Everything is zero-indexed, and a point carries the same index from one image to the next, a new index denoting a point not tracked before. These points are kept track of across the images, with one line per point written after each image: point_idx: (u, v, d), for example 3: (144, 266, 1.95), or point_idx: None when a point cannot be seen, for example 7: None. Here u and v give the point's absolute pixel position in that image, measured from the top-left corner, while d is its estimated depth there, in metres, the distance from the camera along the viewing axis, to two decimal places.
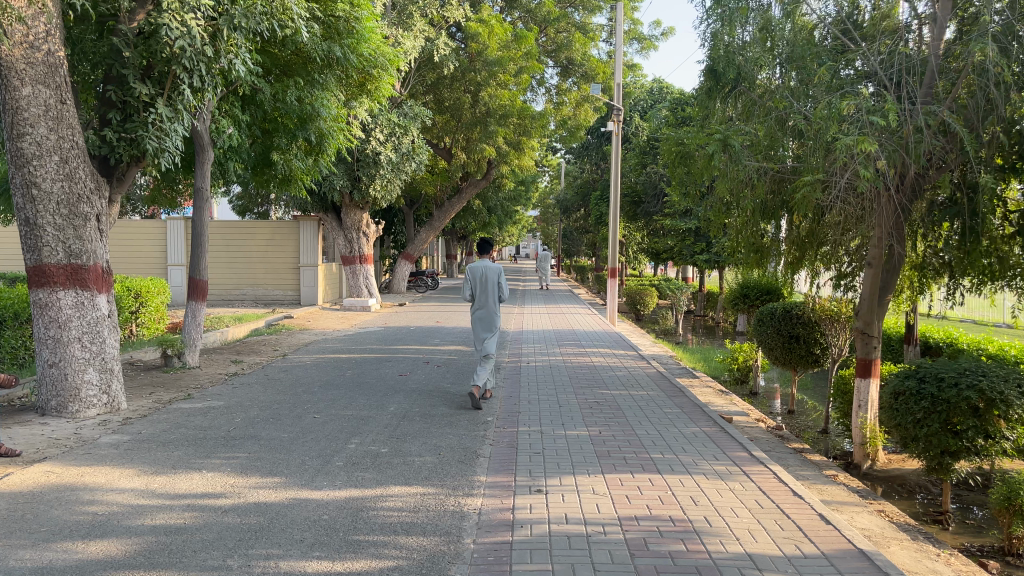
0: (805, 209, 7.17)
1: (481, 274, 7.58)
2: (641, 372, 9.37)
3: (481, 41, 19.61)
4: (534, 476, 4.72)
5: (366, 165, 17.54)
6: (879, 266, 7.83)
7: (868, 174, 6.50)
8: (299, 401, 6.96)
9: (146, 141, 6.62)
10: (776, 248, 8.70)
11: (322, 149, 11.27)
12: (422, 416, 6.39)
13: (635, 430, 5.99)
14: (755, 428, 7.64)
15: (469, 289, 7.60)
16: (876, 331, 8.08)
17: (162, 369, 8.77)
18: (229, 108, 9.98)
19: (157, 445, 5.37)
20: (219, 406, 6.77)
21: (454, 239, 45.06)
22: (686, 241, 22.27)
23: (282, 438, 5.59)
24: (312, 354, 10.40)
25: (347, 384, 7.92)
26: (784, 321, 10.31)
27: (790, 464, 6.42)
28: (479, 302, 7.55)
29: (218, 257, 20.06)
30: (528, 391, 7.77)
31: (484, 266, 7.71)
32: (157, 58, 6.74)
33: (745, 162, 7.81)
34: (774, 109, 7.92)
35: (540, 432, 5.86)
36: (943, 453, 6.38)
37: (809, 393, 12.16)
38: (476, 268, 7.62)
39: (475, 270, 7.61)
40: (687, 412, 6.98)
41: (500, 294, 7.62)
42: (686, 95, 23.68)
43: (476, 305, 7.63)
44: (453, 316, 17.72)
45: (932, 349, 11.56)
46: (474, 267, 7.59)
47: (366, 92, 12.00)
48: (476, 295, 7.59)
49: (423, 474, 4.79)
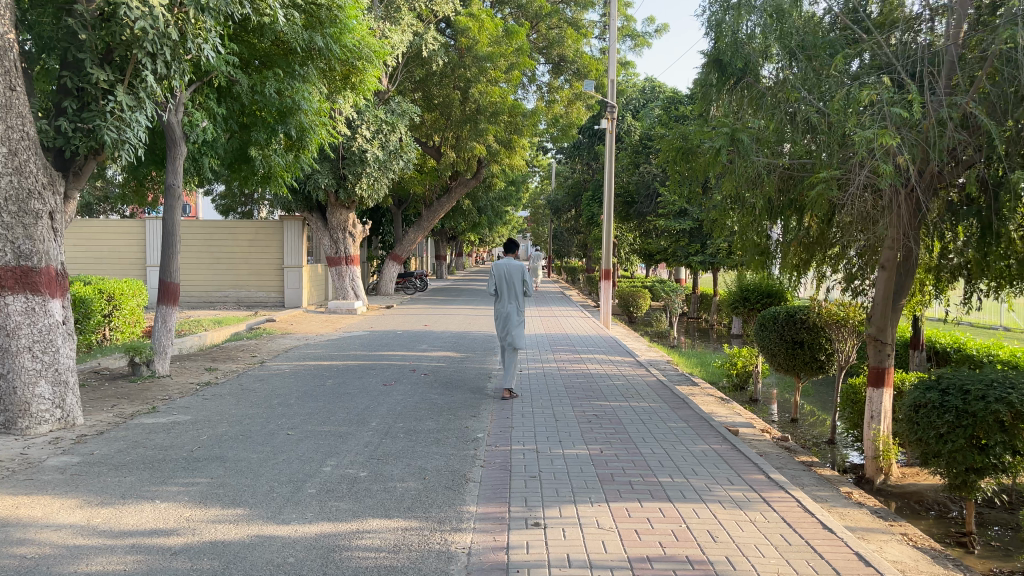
0: (819, 208, 6.66)
1: (507, 270, 7.96)
2: (640, 380, 8.83)
3: (471, 36, 19.06)
4: (530, 506, 4.20)
5: (352, 163, 16.93)
6: (893, 269, 7.33)
7: (890, 170, 5.99)
8: (272, 415, 6.40)
9: (103, 132, 6.07)
10: (779, 250, 8.19)
11: (303, 144, 10.70)
12: (406, 433, 5.84)
13: (639, 448, 5.48)
14: (762, 442, 7.14)
15: (493, 285, 7.99)
16: (889, 338, 7.60)
17: (128, 378, 8.21)
18: (204, 100, 9.42)
19: (109, 469, 4.82)
20: (185, 420, 6.22)
21: (444, 240, 44.52)
22: (680, 241, 21.80)
23: (251, 460, 5.05)
24: (291, 361, 9.84)
25: (326, 395, 7.36)
26: (788, 325, 9.81)
27: (805, 483, 5.92)
28: (503, 297, 7.94)
29: (198, 258, 19.43)
30: (521, 402, 7.25)
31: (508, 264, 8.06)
32: (117, 42, 6.20)
33: (754, 158, 7.25)
34: (784, 102, 7.43)
35: (535, 451, 5.34)
36: (968, 471, 5.91)
37: (811, 400, 11.70)
38: (501, 266, 8.01)
39: (501, 266, 8.00)
40: (693, 427, 6.46)
41: (524, 289, 8.03)
42: (681, 95, 23.30)
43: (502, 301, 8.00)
44: (441, 319, 17.22)
45: (941, 354, 11.12)
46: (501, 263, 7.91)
47: (350, 85, 11.44)
48: (501, 291, 7.98)
49: (406, 504, 4.25)
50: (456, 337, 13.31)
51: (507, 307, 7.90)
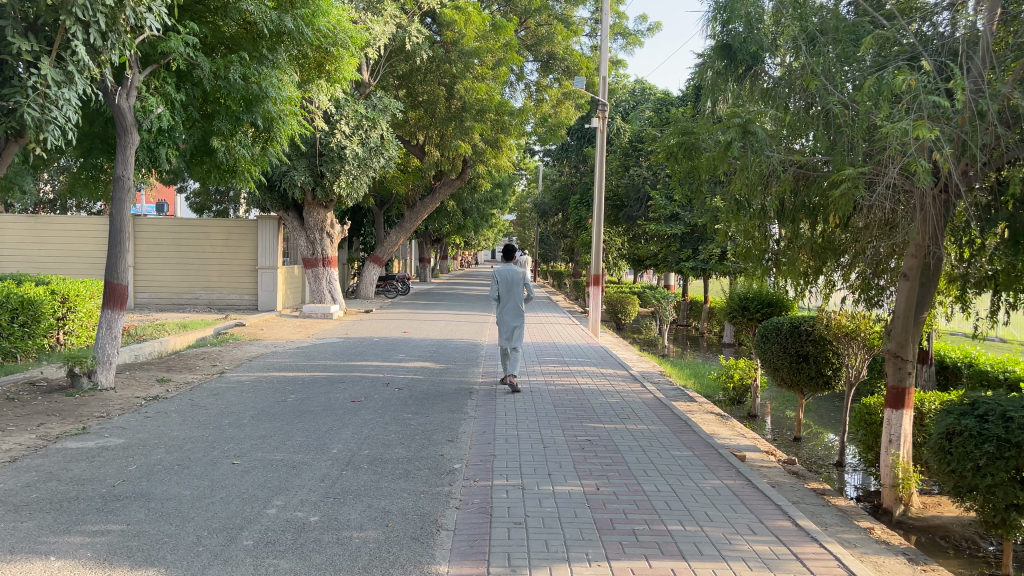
0: (841, 210, 5.92)
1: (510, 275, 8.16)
2: (636, 398, 8.04)
3: (458, 29, 18.31)
4: (514, 567, 3.41)
5: (330, 160, 16.03)
6: (916, 278, 6.59)
7: (923, 166, 5.24)
8: (220, 438, 5.58)
9: (23, 110, 5.25)
10: (788, 254, 7.44)
11: (272, 135, 9.79)
12: (371, 463, 5.04)
13: (642, 486, 4.70)
14: (773, 470, 6.40)
15: (497, 290, 8.13)
16: (911, 354, 6.82)
17: (67, 391, 7.32)
18: (160, 84, 8.55)
19: (7, 511, 3.99)
20: (118, 444, 5.36)
21: (428, 242, 43.65)
22: (671, 247, 21.00)
23: (183, 497, 4.25)
24: (254, 371, 9.03)
25: (285, 413, 6.53)
26: (791, 337, 9.03)
27: (826, 522, 5.16)
28: (506, 302, 8.14)
29: (166, 258, 18.45)
30: (503, 423, 6.45)
31: (508, 269, 8.27)
32: (42, 7, 5.42)
33: (768, 153, 6.48)
34: (805, 89, 6.60)
35: (521, 488, 4.57)
36: (1009, 508, 5.18)
37: (813, 416, 10.98)
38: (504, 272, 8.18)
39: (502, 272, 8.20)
40: (699, 455, 5.69)
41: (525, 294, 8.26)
42: (673, 97, 22.73)
43: (503, 306, 8.20)
44: (422, 325, 16.43)
45: (950, 370, 10.40)
46: (505, 265, 8.36)
47: (324, 74, 10.56)
48: (504, 296, 8.17)
49: (361, 562, 3.46)
50: (435, 345, 12.46)
51: (510, 312, 8.13)
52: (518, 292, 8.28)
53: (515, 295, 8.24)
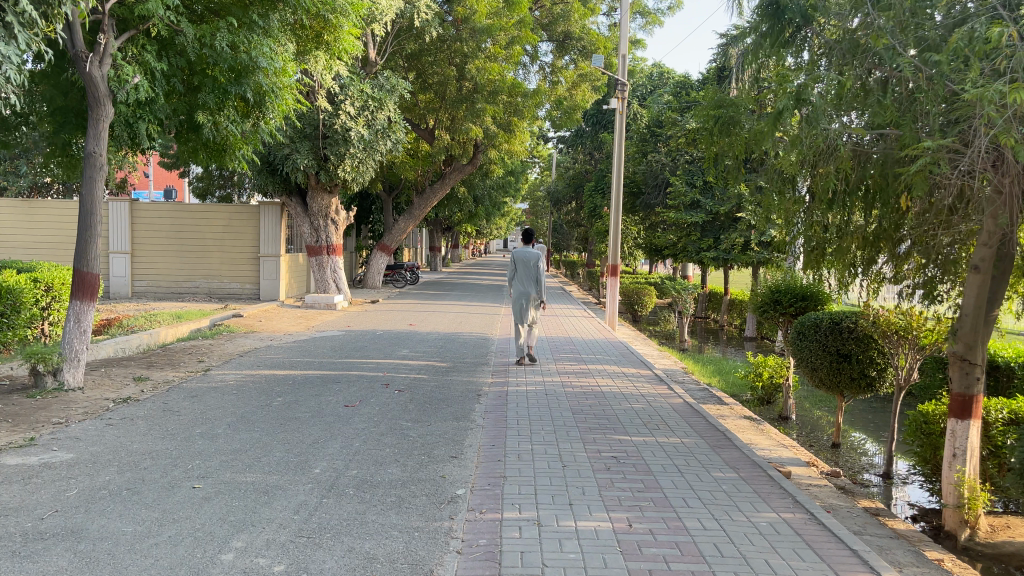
0: (916, 191, 4.98)
1: (524, 256, 8.63)
2: (663, 404, 7.17)
3: (469, 5, 17.37)
4: None
5: (334, 142, 15.19)
6: (990, 272, 5.48)
7: (1016, 138, 4.37)
8: (188, 453, 4.81)
9: None
10: (838, 243, 6.45)
11: (263, 110, 8.96)
12: (358, 487, 4.24)
13: (685, 523, 3.87)
14: (824, 490, 5.54)
15: (510, 268, 8.63)
16: (980, 358, 5.66)
17: (30, 392, 6.57)
18: (139, 53, 7.77)
19: None
20: (69, 460, 4.59)
21: (438, 230, 42.89)
22: (691, 236, 19.97)
23: (125, 536, 3.46)
24: (241, 369, 8.23)
25: (268, 421, 5.74)
26: (831, 334, 8.06)
27: (898, 561, 4.27)
28: (517, 281, 8.58)
29: (165, 245, 17.72)
30: (515, 434, 5.62)
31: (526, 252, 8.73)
32: None
33: (826, 125, 5.56)
34: (869, 50, 5.67)
35: (535, 524, 3.76)
36: None
37: (849, 418, 10.09)
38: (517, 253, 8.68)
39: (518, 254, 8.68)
40: (746, 479, 4.83)
41: (536, 276, 8.60)
42: (693, 80, 21.76)
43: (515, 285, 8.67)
44: (429, 317, 15.58)
45: (1002, 372, 9.42)
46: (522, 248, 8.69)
47: (324, 45, 9.67)
48: (515, 275, 8.60)
49: None
50: (443, 340, 11.63)
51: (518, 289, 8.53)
52: (532, 272, 8.64)
53: (530, 276, 8.61)
